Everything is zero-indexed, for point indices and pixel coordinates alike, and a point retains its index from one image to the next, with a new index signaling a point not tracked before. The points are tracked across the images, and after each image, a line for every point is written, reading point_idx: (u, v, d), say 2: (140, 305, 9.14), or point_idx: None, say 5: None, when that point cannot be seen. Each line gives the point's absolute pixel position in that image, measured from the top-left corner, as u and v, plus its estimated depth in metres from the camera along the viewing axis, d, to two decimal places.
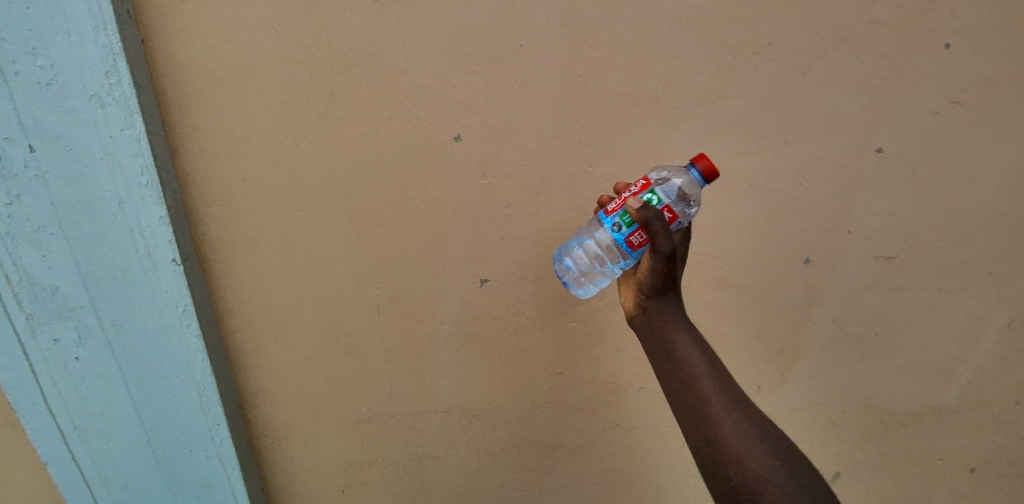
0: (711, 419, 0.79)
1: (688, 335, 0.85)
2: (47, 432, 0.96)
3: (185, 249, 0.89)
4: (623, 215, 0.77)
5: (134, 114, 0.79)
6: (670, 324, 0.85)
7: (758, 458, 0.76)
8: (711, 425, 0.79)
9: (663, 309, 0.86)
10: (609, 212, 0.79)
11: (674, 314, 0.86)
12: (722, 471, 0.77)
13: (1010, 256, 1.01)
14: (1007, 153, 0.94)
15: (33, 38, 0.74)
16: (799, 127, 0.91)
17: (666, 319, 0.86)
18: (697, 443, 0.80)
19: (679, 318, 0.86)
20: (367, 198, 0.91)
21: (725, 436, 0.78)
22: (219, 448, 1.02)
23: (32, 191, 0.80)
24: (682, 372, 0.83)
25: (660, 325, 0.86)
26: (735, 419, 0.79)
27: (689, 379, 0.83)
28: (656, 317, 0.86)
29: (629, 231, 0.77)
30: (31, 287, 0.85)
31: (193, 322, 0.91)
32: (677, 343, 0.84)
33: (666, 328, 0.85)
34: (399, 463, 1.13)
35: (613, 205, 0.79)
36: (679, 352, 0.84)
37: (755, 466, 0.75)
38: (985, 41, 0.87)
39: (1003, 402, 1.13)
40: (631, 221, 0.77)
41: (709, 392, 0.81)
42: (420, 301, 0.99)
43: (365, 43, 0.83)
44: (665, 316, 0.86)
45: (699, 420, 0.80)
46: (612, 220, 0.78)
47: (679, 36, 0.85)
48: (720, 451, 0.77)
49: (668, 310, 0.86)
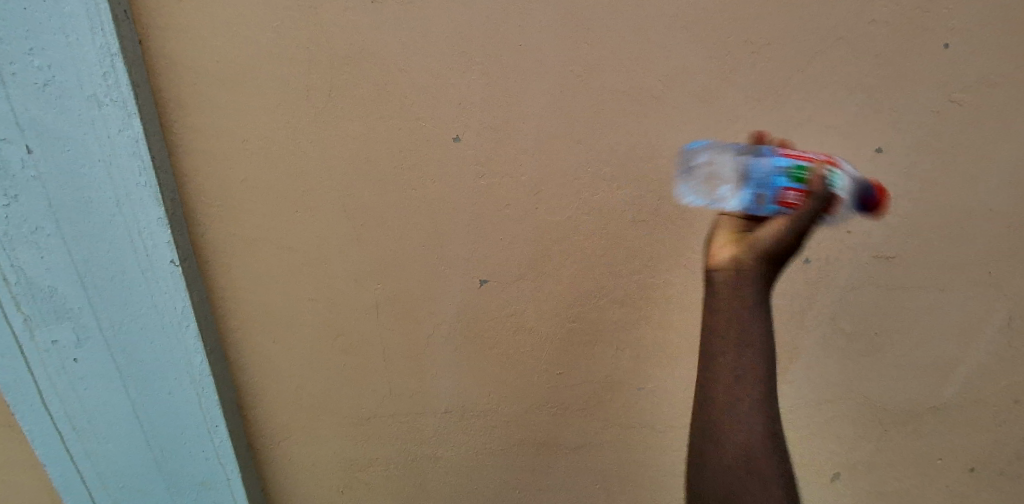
0: (727, 404, 0.63)
1: (757, 310, 0.65)
2: (45, 432, 0.96)
3: (183, 250, 0.88)
4: (798, 168, 0.71)
5: (132, 115, 0.78)
6: (744, 296, 0.65)
7: (760, 456, 0.61)
8: (720, 408, 0.63)
9: (750, 278, 0.66)
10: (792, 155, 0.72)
11: (755, 291, 0.65)
12: (709, 456, 0.63)
13: (1007, 255, 1.01)
14: (1005, 152, 0.94)
15: (32, 37, 0.73)
16: (799, 126, 0.91)
17: (744, 289, 0.65)
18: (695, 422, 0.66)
19: (760, 297, 0.65)
20: (365, 197, 0.91)
21: (734, 427, 0.62)
22: (217, 449, 1.01)
23: (29, 191, 0.80)
24: (709, 349, 0.66)
25: (733, 292, 0.65)
26: (758, 416, 0.62)
27: (720, 359, 0.64)
28: (727, 283, 0.67)
29: (793, 185, 0.70)
30: (29, 287, 0.85)
31: (192, 323, 0.91)
32: (738, 312, 0.65)
33: (739, 297, 0.65)
34: (397, 462, 1.13)
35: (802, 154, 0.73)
36: (737, 319, 0.64)
37: (755, 464, 0.61)
38: (983, 40, 0.87)
39: (1001, 401, 1.13)
40: (802, 179, 0.70)
41: (745, 374, 0.63)
42: (419, 300, 0.99)
43: (364, 42, 0.83)
44: (741, 285, 0.66)
45: (712, 401, 0.64)
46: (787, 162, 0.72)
47: (678, 35, 0.85)
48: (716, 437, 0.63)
49: (755, 282, 0.66)
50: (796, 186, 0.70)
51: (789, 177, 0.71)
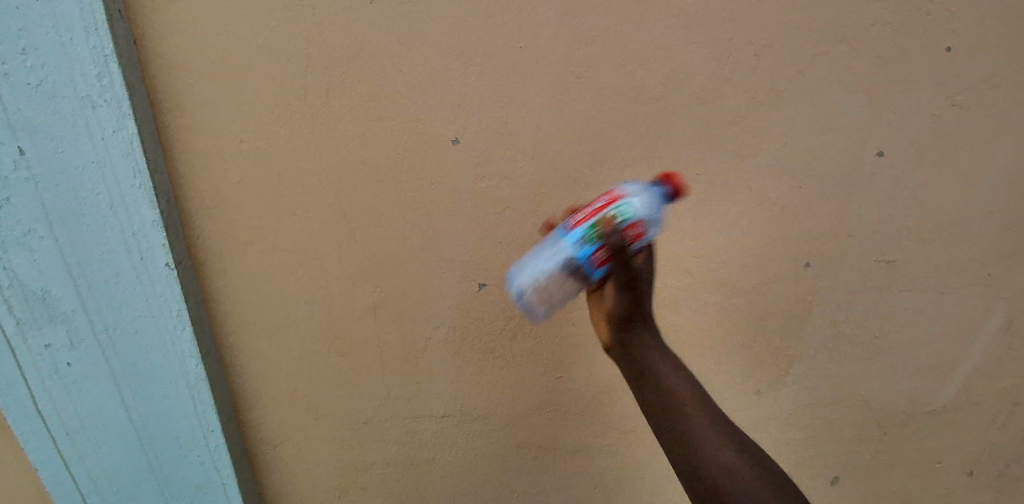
0: (690, 429, 0.77)
1: (663, 349, 0.84)
2: (38, 437, 0.94)
3: (179, 253, 0.87)
4: (591, 228, 0.78)
5: (127, 116, 0.77)
6: (645, 351, 0.83)
7: (726, 449, 0.76)
8: (688, 433, 0.77)
9: (636, 334, 0.85)
10: (574, 227, 0.79)
11: (647, 337, 0.85)
12: (703, 471, 0.75)
13: (1004, 256, 1.01)
14: (1004, 152, 0.94)
15: (24, 37, 0.72)
16: (798, 127, 0.91)
17: (641, 341, 0.84)
18: (676, 452, 0.77)
19: (651, 337, 0.85)
20: (362, 198, 0.90)
21: (704, 441, 0.76)
22: (213, 452, 1.00)
23: (21, 192, 0.78)
24: (665, 391, 0.80)
25: (637, 352, 0.84)
26: (714, 422, 0.78)
27: (671, 394, 0.79)
28: (636, 343, 0.85)
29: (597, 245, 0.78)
30: (22, 290, 0.83)
31: (187, 326, 0.90)
32: (654, 361, 0.82)
33: (642, 350, 0.84)
34: (392, 465, 1.12)
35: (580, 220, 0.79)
36: (660, 371, 0.81)
37: (726, 466, 0.74)
38: (984, 41, 0.87)
39: (998, 402, 1.14)
40: (596, 237, 0.77)
41: (687, 400, 0.79)
42: (416, 302, 0.98)
43: (361, 41, 0.82)
44: (645, 346, 0.84)
45: (678, 430, 0.77)
46: (576, 236, 0.78)
47: (678, 35, 0.84)
48: (696, 451, 0.76)
49: (643, 335, 0.85)
50: (627, 226, 0.78)
51: (594, 241, 0.78)
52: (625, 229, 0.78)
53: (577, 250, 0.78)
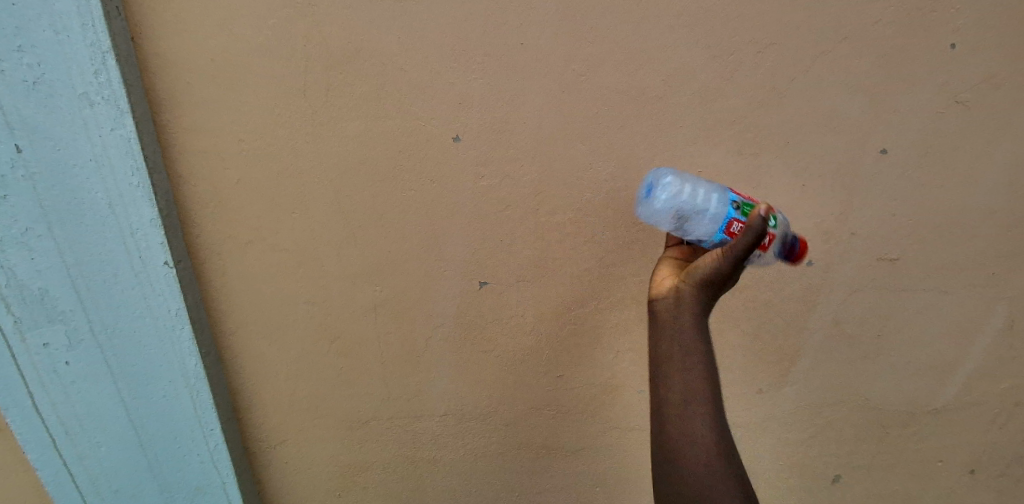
0: (682, 411, 0.72)
1: (698, 330, 0.76)
2: (37, 437, 0.94)
3: (178, 252, 0.87)
4: (746, 204, 0.84)
5: (125, 114, 0.77)
6: (686, 317, 0.77)
7: (714, 454, 0.70)
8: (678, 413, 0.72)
9: (691, 304, 0.77)
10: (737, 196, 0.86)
11: (697, 314, 0.77)
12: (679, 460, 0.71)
13: (1006, 255, 1.01)
14: (1006, 152, 0.94)
15: (20, 34, 0.71)
16: (800, 126, 0.90)
17: (688, 311, 0.77)
18: (662, 432, 0.74)
19: (701, 315, 0.77)
20: (362, 197, 0.90)
21: (688, 434, 0.71)
22: (213, 452, 1.00)
23: (19, 191, 0.78)
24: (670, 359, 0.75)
25: (679, 316, 0.77)
26: (709, 417, 0.72)
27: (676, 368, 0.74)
28: (681, 307, 0.78)
29: (740, 216, 0.83)
30: (20, 290, 0.83)
31: (186, 325, 0.90)
32: (682, 334, 0.76)
33: (682, 321, 0.76)
34: (393, 465, 1.12)
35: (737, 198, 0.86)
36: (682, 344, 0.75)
37: (702, 464, 0.70)
38: (986, 40, 0.87)
39: (999, 401, 1.14)
40: (746, 212, 0.84)
41: (694, 382, 0.73)
42: (417, 302, 0.98)
43: (361, 39, 0.81)
44: (689, 313, 0.77)
45: (672, 410, 0.73)
46: (732, 200, 0.85)
47: (679, 34, 0.84)
48: (677, 436, 0.72)
49: (694, 306, 0.77)
50: (736, 221, 0.83)
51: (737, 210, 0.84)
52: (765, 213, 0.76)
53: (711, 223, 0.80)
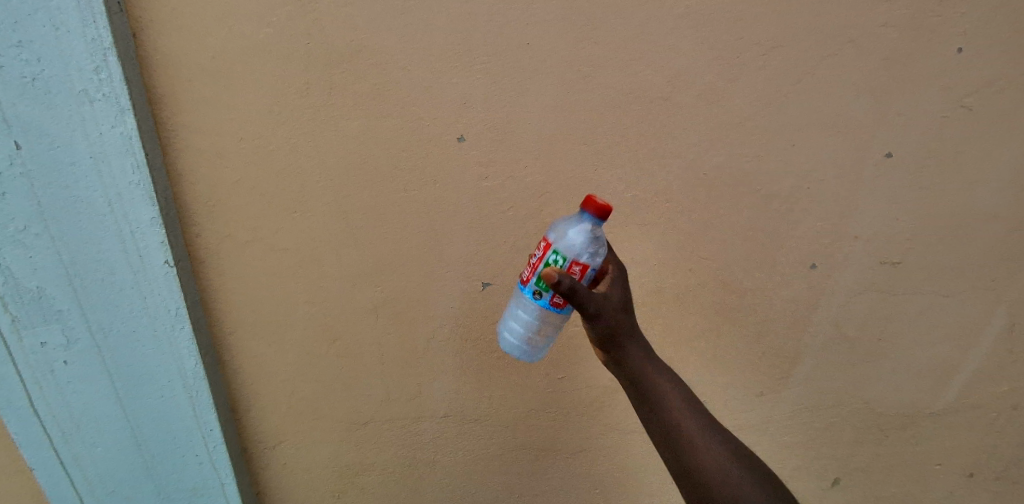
0: (684, 430, 0.77)
1: (651, 360, 0.80)
2: (33, 438, 0.93)
3: (178, 251, 0.86)
4: (538, 281, 0.74)
5: (125, 111, 0.76)
6: (636, 355, 0.80)
7: (721, 454, 0.76)
8: (690, 444, 0.76)
9: (630, 343, 0.80)
10: (525, 282, 0.77)
11: (639, 349, 0.80)
12: (694, 469, 0.75)
13: (1006, 259, 1.01)
14: (1007, 155, 0.94)
15: (18, 29, 0.70)
16: (804, 129, 0.90)
17: (632, 354, 0.80)
18: (671, 453, 0.77)
19: (643, 347, 0.81)
20: (364, 198, 0.89)
21: (693, 438, 0.76)
22: (211, 454, 0.99)
23: (16, 189, 0.77)
24: (643, 381, 0.79)
25: (627, 359, 0.79)
26: (698, 417, 0.78)
27: (658, 396, 0.78)
28: (625, 356, 0.80)
29: (549, 295, 0.74)
30: (17, 289, 0.82)
31: (186, 325, 0.89)
32: (643, 371, 0.79)
33: (632, 361, 0.79)
34: (392, 467, 1.11)
35: (526, 274, 0.77)
36: (651, 380, 0.79)
37: (728, 477, 0.75)
38: (990, 43, 0.87)
39: (997, 404, 1.14)
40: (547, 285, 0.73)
41: (683, 415, 0.77)
42: (418, 302, 0.97)
43: (364, 37, 0.80)
44: (636, 351, 0.80)
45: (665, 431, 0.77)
46: (530, 288, 0.76)
47: (683, 35, 0.84)
48: (685, 446, 0.76)
49: (636, 345, 0.80)
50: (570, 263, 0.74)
51: (543, 294, 0.74)
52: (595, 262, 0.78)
53: (536, 297, 0.75)
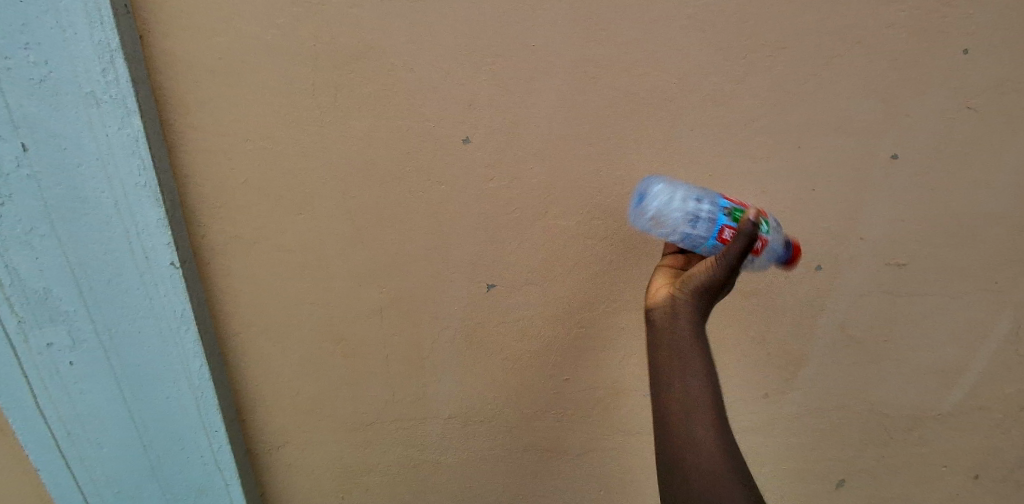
0: (687, 417, 0.72)
1: (698, 337, 0.76)
2: (39, 438, 0.93)
3: (184, 252, 0.86)
4: (735, 210, 0.85)
5: (132, 113, 0.76)
6: (683, 323, 0.77)
7: (717, 457, 0.69)
8: (687, 431, 0.71)
9: (688, 313, 0.77)
10: (728, 201, 0.86)
11: (694, 322, 0.77)
12: (679, 456, 0.71)
13: (1013, 260, 1.01)
14: (1015, 157, 0.94)
15: (26, 31, 0.70)
16: (811, 129, 0.90)
17: (682, 320, 0.77)
18: (664, 431, 0.73)
19: (698, 322, 0.77)
20: (370, 198, 0.89)
21: (691, 427, 0.71)
22: (216, 453, 0.99)
23: (23, 190, 0.77)
24: (674, 350, 0.76)
25: (675, 324, 0.77)
26: (713, 413, 0.72)
27: (679, 365, 0.75)
28: (677, 315, 0.78)
29: (730, 223, 0.83)
30: (24, 289, 0.82)
31: (191, 326, 0.89)
32: (682, 344, 0.76)
33: (678, 326, 0.77)
34: (396, 467, 1.12)
35: (732, 203, 0.86)
36: (685, 355, 0.75)
37: (714, 477, 0.68)
38: (998, 44, 0.86)
39: (1003, 406, 1.13)
40: (735, 219, 0.84)
41: (693, 402, 0.72)
42: (423, 303, 0.97)
43: (370, 38, 0.80)
44: (687, 320, 0.77)
45: (666, 400, 0.74)
46: (724, 212, 0.84)
47: (691, 35, 0.84)
48: (681, 431, 0.72)
49: (690, 315, 0.77)
50: (762, 236, 0.83)
51: (729, 217, 0.84)
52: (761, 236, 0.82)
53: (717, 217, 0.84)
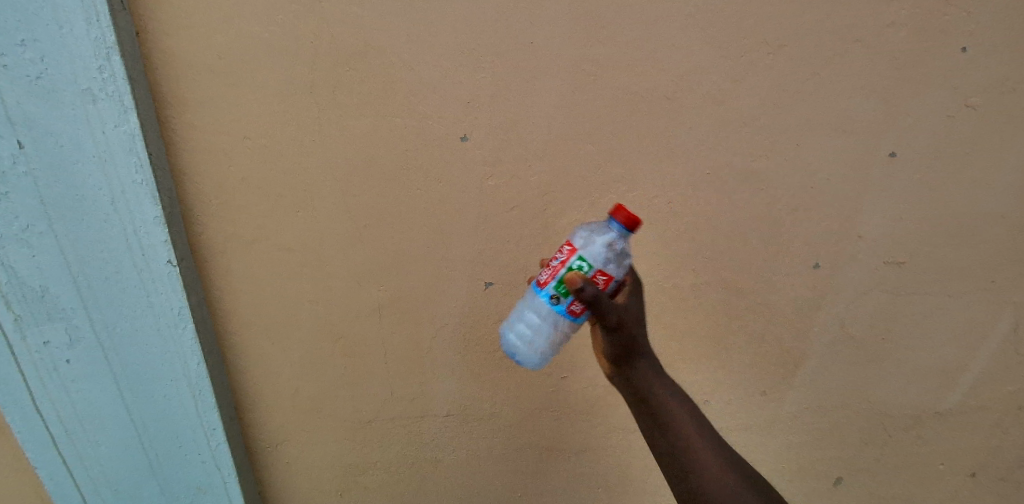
0: (687, 447, 0.81)
1: (661, 379, 0.85)
2: (37, 436, 0.93)
3: (181, 250, 0.86)
4: (560, 285, 0.77)
5: (128, 110, 0.75)
6: (644, 372, 0.85)
7: (724, 471, 0.79)
8: (690, 458, 0.81)
9: (639, 363, 0.86)
10: (543, 285, 0.79)
11: (649, 368, 0.85)
12: (693, 480, 0.80)
13: (1013, 260, 1.01)
14: (1015, 156, 0.93)
15: (23, 28, 0.70)
16: (811, 128, 0.90)
17: (642, 368, 0.85)
18: (673, 467, 0.82)
19: (653, 364, 0.86)
20: (369, 197, 0.89)
21: (694, 454, 0.81)
22: (214, 452, 0.99)
23: (20, 187, 0.77)
24: (648, 397, 0.84)
25: (637, 376, 0.85)
26: (703, 437, 0.82)
27: (657, 404, 0.83)
28: (635, 368, 0.86)
29: (567, 302, 0.78)
30: (21, 287, 0.82)
31: (189, 324, 0.89)
32: (652, 389, 0.84)
33: (642, 377, 0.85)
34: (395, 465, 1.11)
35: (545, 277, 0.79)
36: (658, 396, 0.84)
37: (724, 484, 0.78)
38: (999, 43, 0.86)
39: (1003, 405, 1.13)
40: (565, 289, 0.77)
41: (687, 433, 0.82)
42: (422, 302, 0.97)
43: (369, 36, 0.80)
44: (642, 367, 0.85)
45: (659, 439, 0.83)
46: (547, 293, 0.79)
47: (691, 34, 0.83)
48: (686, 460, 0.81)
49: (643, 363, 0.86)
50: (594, 273, 0.77)
51: (561, 301, 0.78)
52: (591, 277, 0.77)
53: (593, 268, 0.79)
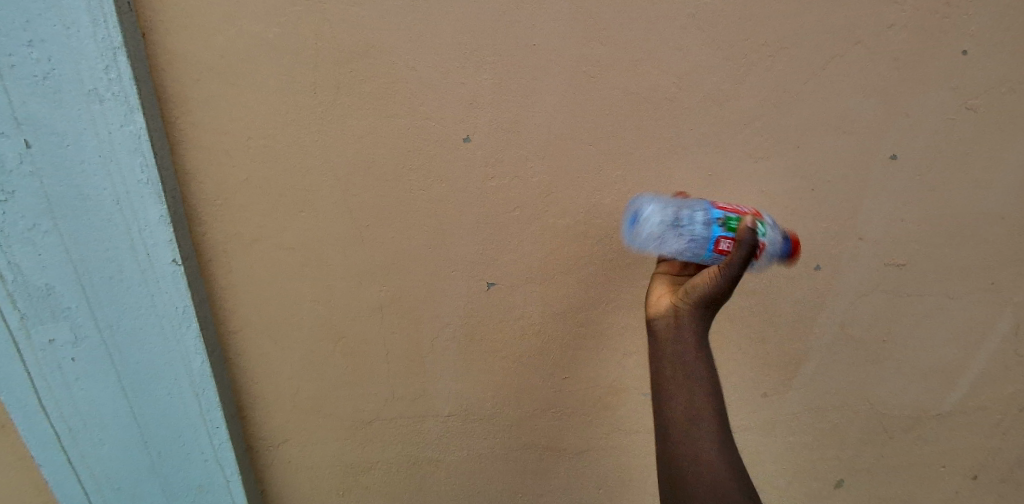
0: (693, 430, 0.71)
1: (703, 347, 0.75)
2: (41, 434, 0.93)
3: (185, 250, 0.86)
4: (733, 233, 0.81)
5: (134, 110, 0.76)
6: (688, 333, 0.76)
7: (723, 476, 0.68)
8: (689, 441, 0.71)
9: (692, 324, 0.77)
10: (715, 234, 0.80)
11: (699, 333, 0.76)
12: (678, 465, 0.71)
13: (1013, 260, 1.01)
14: (1015, 157, 0.94)
15: (30, 28, 0.71)
16: (811, 128, 0.90)
17: (689, 330, 0.76)
18: (667, 447, 0.73)
19: (703, 332, 0.76)
20: (370, 197, 0.89)
21: (695, 439, 0.71)
22: (216, 450, 1.00)
23: (25, 187, 0.77)
24: (681, 359, 0.75)
25: (681, 335, 0.76)
26: (718, 434, 0.71)
27: (684, 368, 0.74)
28: (682, 328, 0.77)
29: (722, 245, 0.79)
30: (26, 285, 0.82)
31: (193, 323, 0.89)
32: (687, 352, 0.75)
33: (684, 338, 0.76)
34: (396, 465, 1.12)
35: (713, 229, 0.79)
36: (687, 362, 0.74)
37: (714, 479, 0.68)
38: (999, 44, 0.86)
39: (1003, 406, 1.14)
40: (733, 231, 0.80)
41: (702, 417, 0.71)
42: (423, 301, 0.98)
43: (371, 36, 0.81)
44: (691, 329, 0.76)
45: (667, 405, 0.74)
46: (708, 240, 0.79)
47: (692, 35, 0.84)
48: (683, 441, 0.71)
49: (693, 325, 0.77)
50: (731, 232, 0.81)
51: (721, 234, 0.79)
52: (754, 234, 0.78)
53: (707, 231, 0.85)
